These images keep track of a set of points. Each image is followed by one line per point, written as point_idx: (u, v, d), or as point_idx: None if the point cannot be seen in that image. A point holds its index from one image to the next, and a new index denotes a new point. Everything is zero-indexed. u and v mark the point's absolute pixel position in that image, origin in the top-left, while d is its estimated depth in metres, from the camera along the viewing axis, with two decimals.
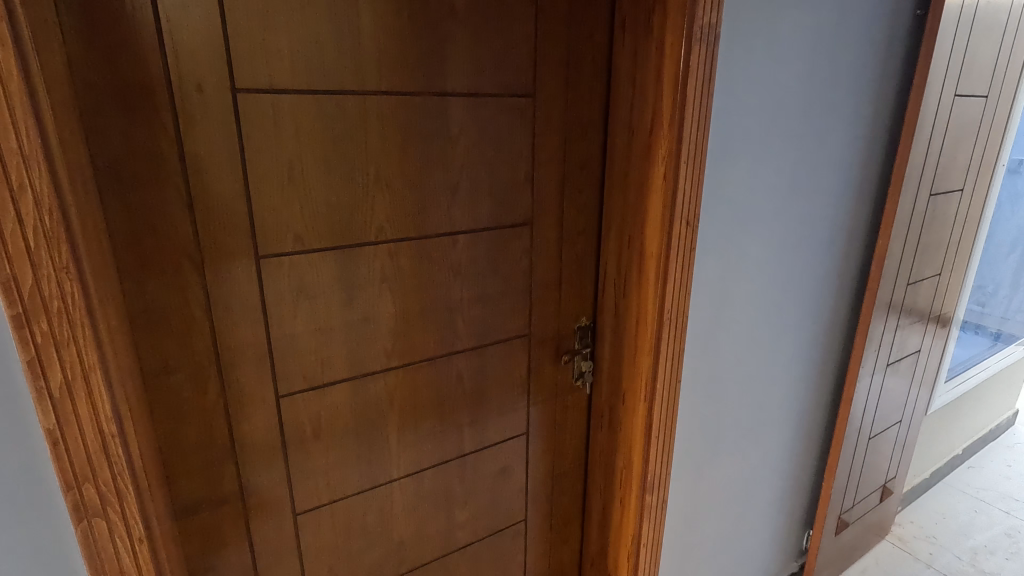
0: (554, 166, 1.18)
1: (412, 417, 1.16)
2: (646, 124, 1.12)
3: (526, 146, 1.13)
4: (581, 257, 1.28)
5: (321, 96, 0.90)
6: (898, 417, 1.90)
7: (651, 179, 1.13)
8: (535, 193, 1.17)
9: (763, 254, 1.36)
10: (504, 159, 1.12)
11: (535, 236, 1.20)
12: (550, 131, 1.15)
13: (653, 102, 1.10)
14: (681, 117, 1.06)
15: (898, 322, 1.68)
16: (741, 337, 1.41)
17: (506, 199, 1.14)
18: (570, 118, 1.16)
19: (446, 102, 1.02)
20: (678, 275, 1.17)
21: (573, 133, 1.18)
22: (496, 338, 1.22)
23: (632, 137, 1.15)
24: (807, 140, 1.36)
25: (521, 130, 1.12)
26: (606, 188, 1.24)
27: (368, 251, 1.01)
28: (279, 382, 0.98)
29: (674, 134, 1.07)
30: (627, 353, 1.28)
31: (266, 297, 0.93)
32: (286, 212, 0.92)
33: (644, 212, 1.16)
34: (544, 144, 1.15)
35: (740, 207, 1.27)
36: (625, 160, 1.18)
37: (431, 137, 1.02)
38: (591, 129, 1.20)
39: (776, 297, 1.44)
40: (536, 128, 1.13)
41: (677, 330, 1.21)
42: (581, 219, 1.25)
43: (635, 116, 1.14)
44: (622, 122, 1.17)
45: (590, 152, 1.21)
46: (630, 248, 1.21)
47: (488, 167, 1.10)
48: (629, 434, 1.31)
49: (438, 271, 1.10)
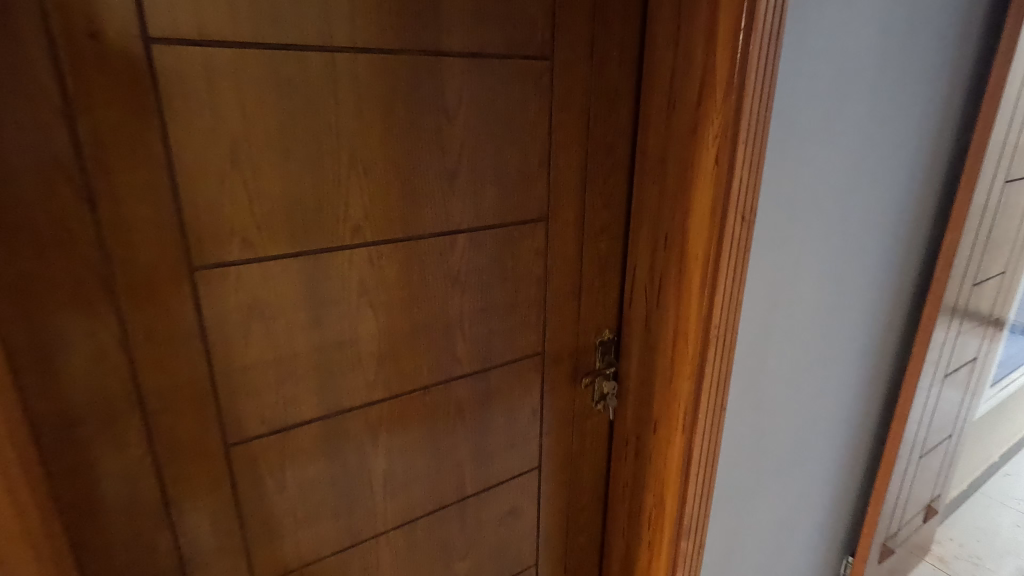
0: (575, 148, 0.95)
1: (402, 458, 0.94)
2: (695, 94, 0.89)
3: (542, 124, 0.91)
4: (604, 259, 1.07)
5: (273, 53, 0.67)
6: (949, 431, 1.70)
7: (698, 165, 0.90)
8: (552, 182, 0.95)
9: (820, 253, 1.15)
10: (515, 139, 0.89)
11: (551, 235, 0.98)
12: (571, 104, 0.92)
13: (703, 67, 0.87)
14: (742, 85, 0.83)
15: (960, 328, 1.47)
16: (791, 351, 1.20)
17: (516, 190, 0.92)
18: (596, 88, 0.94)
19: (441, 65, 0.79)
20: (729, 283, 0.94)
21: (598, 106, 0.95)
22: (503, 359, 1.01)
23: (674, 110, 0.93)
24: (876, 117, 1.13)
25: (536, 102, 0.89)
26: (637, 176, 1.02)
27: (342, 256, 0.79)
28: (228, 428, 0.76)
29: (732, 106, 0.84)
30: (660, 375, 1.06)
31: (206, 321, 0.71)
32: (229, 209, 0.69)
33: (689, 206, 0.93)
34: (564, 120, 0.93)
35: (800, 199, 1.05)
36: (663, 141, 0.96)
37: (422, 110, 0.80)
38: (619, 102, 0.97)
39: (829, 302, 1.23)
40: (555, 99, 0.91)
41: (725, 349, 0.99)
42: (606, 213, 1.03)
43: (680, 85, 0.91)
44: (660, 92, 0.95)
45: (617, 131, 0.99)
46: (667, 248, 0.99)
47: (495, 149, 0.88)
48: (661, 469, 1.10)
49: (431, 280, 0.88)
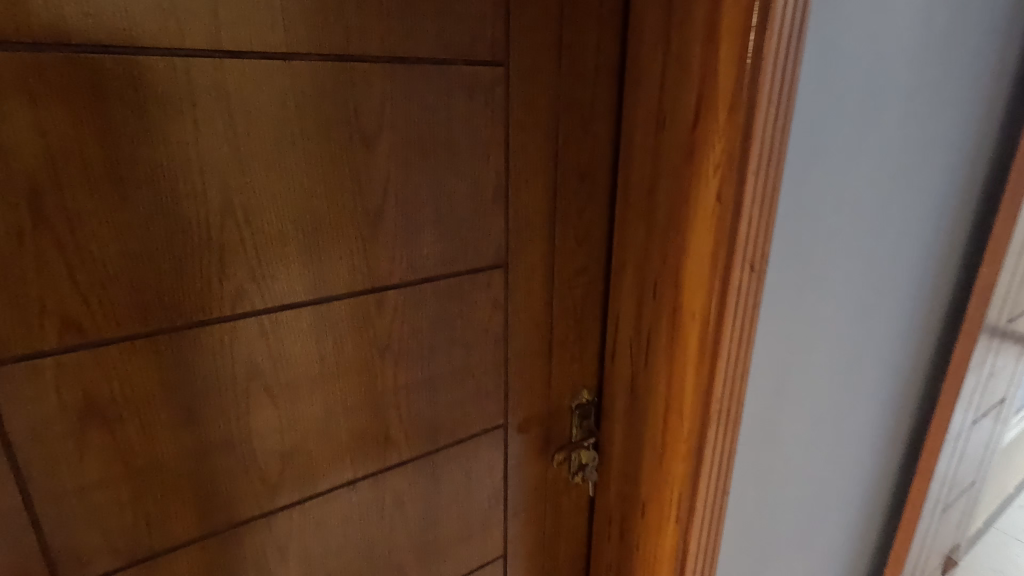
0: (541, 176, 0.76)
1: (323, 570, 0.74)
2: (691, 111, 0.69)
3: (496, 147, 0.71)
4: (579, 308, 0.88)
5: (93, 58, 0.48)
6: (974, 477, 1.52)
7: (696, 201, 0.70)
8: (511, 219, 0.75)
9: (841, 294, 0.96)
10: (460, 167, 0.69)
11: (512, 283, 0.79)
12: (534, 121, 0.73)
13: (701, 76, 0.67)
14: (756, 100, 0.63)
15: (992, 369, 1.29)
16: (805, 408, 1.01)
17: (464, 231, 0.72)
18: (565, 101, 0.74)
19: (352, 72, 0.59)
20: (735, 346, 0.75)
21: (568, 123, 0.76)
22: (454, 437, 0.81)
23: (664, 129, 0.73)
24: (910, 132, 0.94)
25: (487, 120, 0.69)
26: (619, 209, 0.82)
27: (221, 330, 0.59)
28: (63, 568, 0.56)
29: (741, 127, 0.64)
30: (650, 450, 0.87)
31: (13, 432, 0.51)
32: (38, 278, 0.49)
33: (684, 250, 0.74)
34: (525, 142, 0.73)
35: (822, 234, 0.86)
36: (651, 168, 0.76)
37: (329, 135, 0.60)
38: (595, 119, 0.78)
39: (849, 349, 1.04)
40: (513, 116, 0.71)
41: (730, 425, 0.80)
42: (580, 253, 0.84)
43: (671, 98, 0.71)
44: (646, 106, 0.75)
45: (592, 153, 0.80)
46: (657, 298, 0.80)
47: (434, 181, 0.68)
48: (652, 561, 0.90)
49: (353, 351, 0.68)
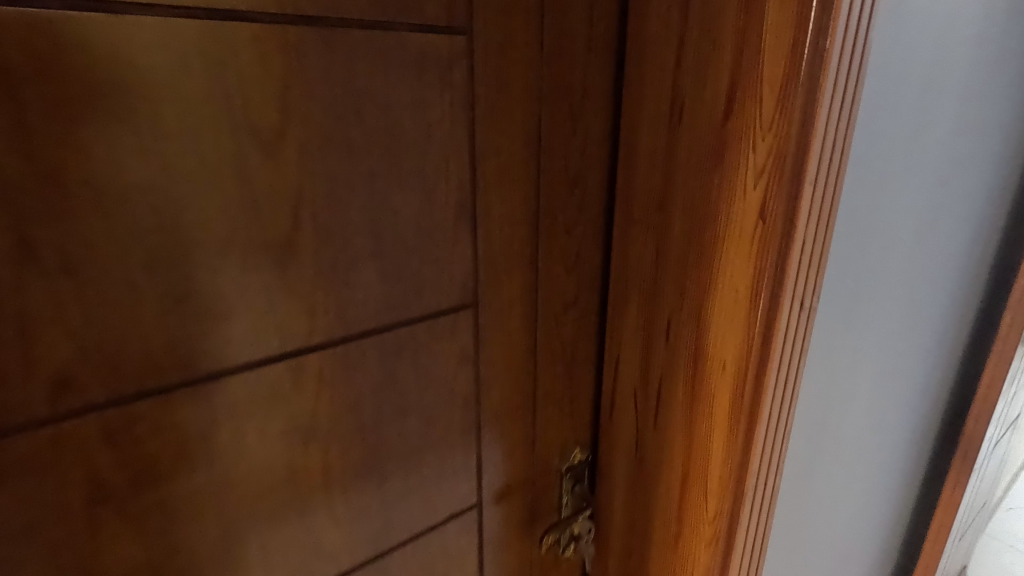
0: (519, 185, 0.57)
1: None
2: (721, 98, 0.51)
3: (458, 148, 0.52)
4: (569, 349, 0.69)
5: None
6: (986, 497, 1.41)
7: (729, 219, 0.53)
8: (482, 244, 0.56)
9: (888, 322, 0.79)
10: (408, 176, 0.49)
11: (485, 327, 0.60)
12: (508, 112, 0.54)
13: (736, 49, 0.49)
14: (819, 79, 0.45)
15: (1014, 387, 1.17)
16: (846, 458, 0.84)
17: (418, 264, 0.52)
18: (548, 86, 0.56)
19: (232, 39, 0.39)
20: (778, 405, 0.57)
21: (552, 115, 0.57)
22: (413, 530, 0.62)
23: (680, 122, 0.55)
24: (964, 127, 0.77)
25: (445, 109, 0.50)
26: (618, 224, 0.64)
27: (36, 437, 0.38)
28: None
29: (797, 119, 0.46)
30: (661, 528, 0.69)
31: None
32: None
33: (711, 283, 0.56)
34: (497, 140, 0.54)
35: (876, 253, 0.68)
36: (662, 173, 0.58)
37: (198, 133, 0.39)
38: (587, 108, 0.59)
39: (889, 382, 0.88)
40: (480, 104, 0.52)
41: (766, 500, 0.63)
42: (569, 282, 0.66)
43: (691, 81, 0.53)
44: (654, 92, 0.57)
45: (584, 154, 0.61)
46: (672, 341, 0.62)
47: (372, 195, 0.48)
48: None
49: (260, 443, 0.48)
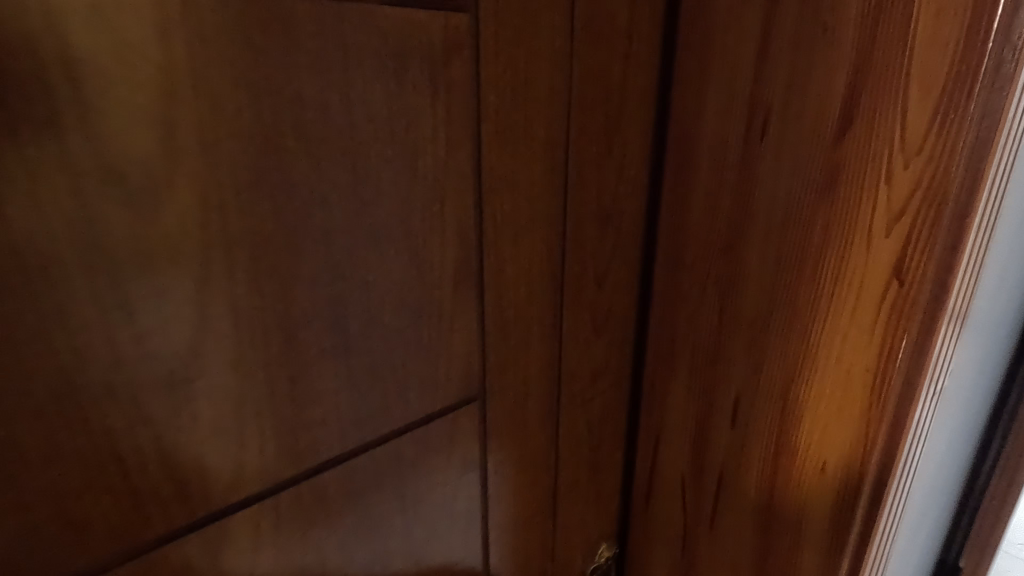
0: (540, 228, 0.41)
1: None
2: (834, 109, 0.36)
3: (458, 181, 0.35)
4: (597, 429, 0.53)
5: None
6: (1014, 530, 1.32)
7: (842, 278, 0.38)
8: (491, 312, 0.40)
9: (990, 373, 0.65)
10: (384, 228, 0.32)
11: (495, 421, 0.43)
12: (527, 128, 0.37)
13: (862, 37, 0.34)
14: (1008, 82, 0.30)
15: None
16: (929, 534, 0.70)
17: (401, 354, 0.35)
18: (580, 88, 0.39)
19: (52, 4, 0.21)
20: (892, 517, 0.43)
21: (584, 129, 0.41)
22: None
23: (763, 140, 0.40)
24: None
25: (438, 125, 0.33)
26: (663, 271, 0.49)
27: None
28: None
29: (970, 142, 0.31)
30: None
31: None
32: None
33: (807, 359, 0.41)
34: (511, 167, 0.37)
35: (1003, 301, 0.54)
36: (734, 207, 0.43)
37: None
38: (628, 118, 0.43)
39: (977, 439, 0.74)
40: (489, 116, 0.35)
41: None
42: (598, 346, 0.50)
43: (783, 83, 0.38)
44: (723, 98, 0.42)
45: (622, 180, 0.45)
46: (743, 424, 0.47)
47: (330, 263, 0.31)
48: None
49: None
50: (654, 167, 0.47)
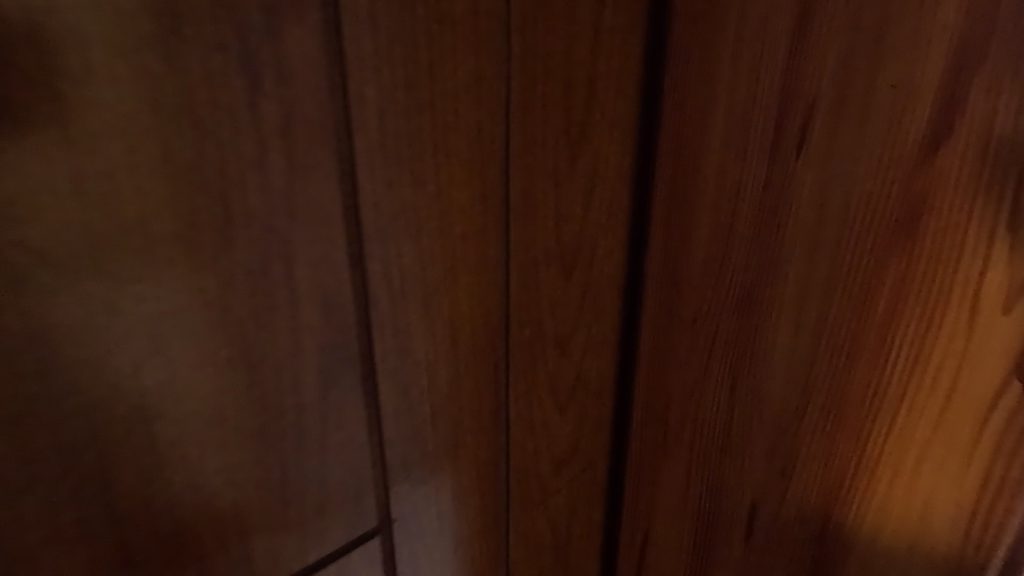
0: (461, 285, 0.28)
1: None
2: (920, 106, 0.23)
3: (312, 229, 0.23)
4: (563, 528, 0.41)
5: None
6: None
7: (924, 357, 0.26)
8: (388, 412, 0.27)
9: None
10: (206, 296, 0.22)
11: (411, 556, 0.31)
12: (429, 143, 0.25)
13: None
14: None
15: None
16: None
17: (238, 480, 0.24)
18: (516, 82, 0.27)
19: None
20: None
21: (524, 142, 0.28)
22: None
23: (804, 156, 0.27)
24: None
25: (264, 140, 0.21)
26: (652, 329, 0.36)
27: None
28: None
29: None
30: None
31: None
32: None
33: (866, 467, 0.29)
34: (406, 202, 0.25)
35: None
36: (758, 248, 0.30)
37: None
38: (593, 124, 0.31)
39: None
40: (360, 126, 0.23)
41: None
42: (565, 430, 0.37)
43: (834, 68, 0.25)
44: (743, 93, 0.29)
45: (587, 210, 0.32)
46: (765, 539, 0.34)
47: (110, 350, 0.20)
48: None
49: None
50: (636, 191, 0.34)
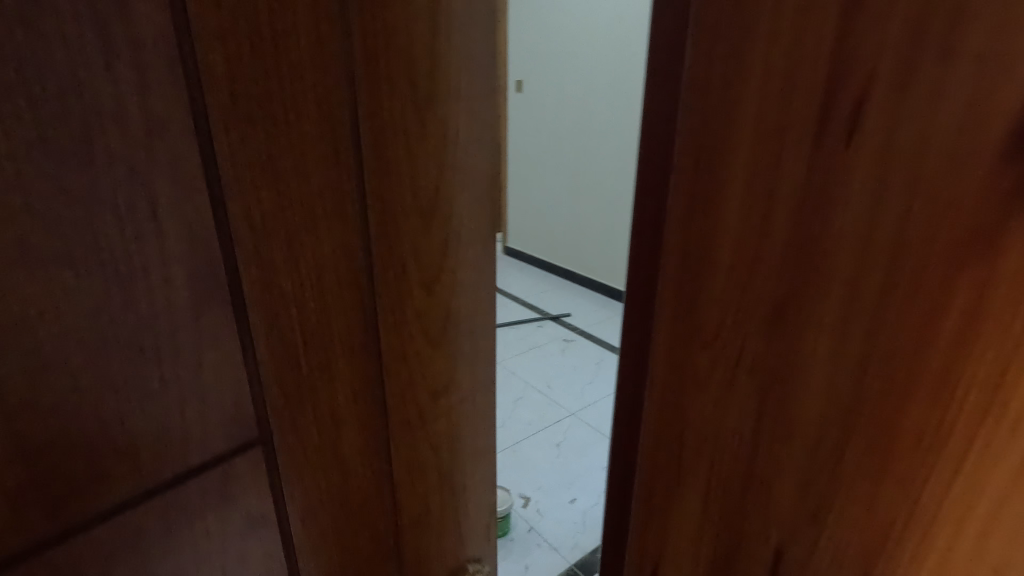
0: (273, 213, 0.27)
1: None
2: (1006, 87, 0.18)
3: (176, 166, 0.24)
4: (441, 459, 0.43)
5: None
6: None
7: (999, 400, 0.20)
8: (255, 368, 0.29)
9: None
10: (119, 224, 0.23)
11: (249, 482, 0.31)
12: (245, 73, 0.25)
13: None
14: None
15: None
16: None
17: (141, 408, 0.25)
18: (361, 50, 0.29)
19: None
20: None
21: (371, 112, 0.30)
22: None
23: (852, 150, 0.22)
24: None
25: (117, 65, 0.21)
26: (666, 342, 0.32)
27: None
28: None
29: None
30: None
31: None
32: None
33: (916, 521, 0.24)
34: (250, 157, 0.26)
35: None
36: (791, 258, 0.25)
37: None
38: (459, 92, 0.34)
39: None
40: (202, 54, 0.23)
41: None
42: (440, 373, 0.40)
43: (892, 40, 0.20)
44: (781, 74, 0.24)
45: (452, 168, 0.35)
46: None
47: (32, 246, 0.21)
48: None
49: None
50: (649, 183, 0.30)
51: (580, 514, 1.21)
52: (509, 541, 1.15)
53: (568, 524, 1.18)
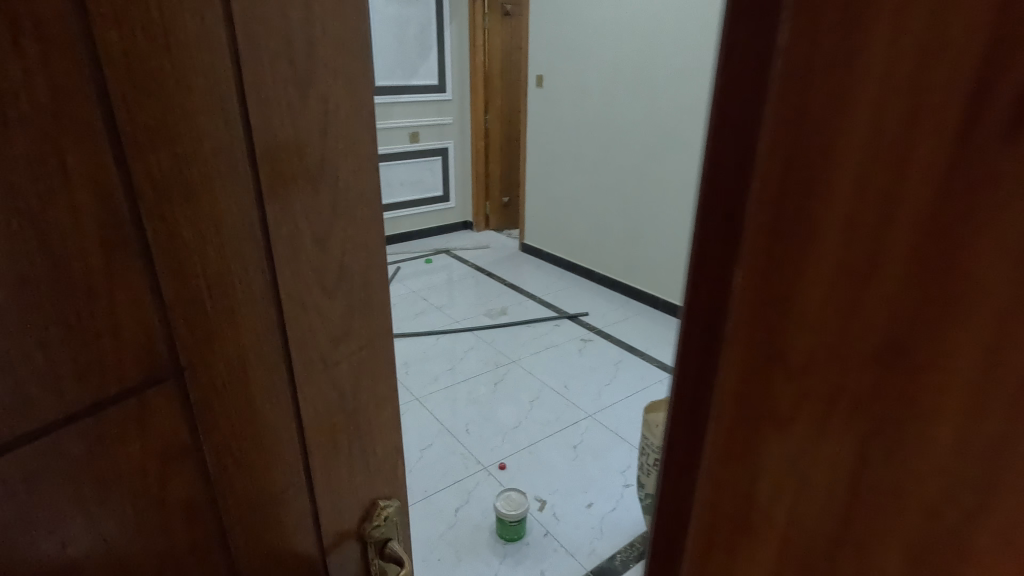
0: (174, 178, 0.26)
1: None
2: None
3: (70, 106, 0.22)
4: (367, 442, 0.40)
5: None
6: None
7: None
8: (172, 329, 0.28)
9: None
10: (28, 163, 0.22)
11: (161, 453, 0.29)
12: (134, 13, 0.23)
13: None
14: None
15: None
16: None
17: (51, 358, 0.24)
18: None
19: None
20: None
21: (275, 65, 0.28)
22: None
23: (1013, 163, 0.16)
24: None
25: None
26: (735, 418, 0.24)
27: None
28: None
29: None
30: None
31: None
32: None
33: None
34: (145, 104, 0.24)
35: None
36: (917, 301, 0.18)
37: None
38: (361, 38, 0.31)
39: None
40: None
41: None
42: (366, 343, 0.37)
43: None
44: (904, 72, 0.16)
45: (365, 132, 0.32)
46: None
47: None
48: None
49: None
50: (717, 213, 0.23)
51: (597, 520, 1.17)
52: (523, 546, 1.11)
53: (584, 529, 1.15)
